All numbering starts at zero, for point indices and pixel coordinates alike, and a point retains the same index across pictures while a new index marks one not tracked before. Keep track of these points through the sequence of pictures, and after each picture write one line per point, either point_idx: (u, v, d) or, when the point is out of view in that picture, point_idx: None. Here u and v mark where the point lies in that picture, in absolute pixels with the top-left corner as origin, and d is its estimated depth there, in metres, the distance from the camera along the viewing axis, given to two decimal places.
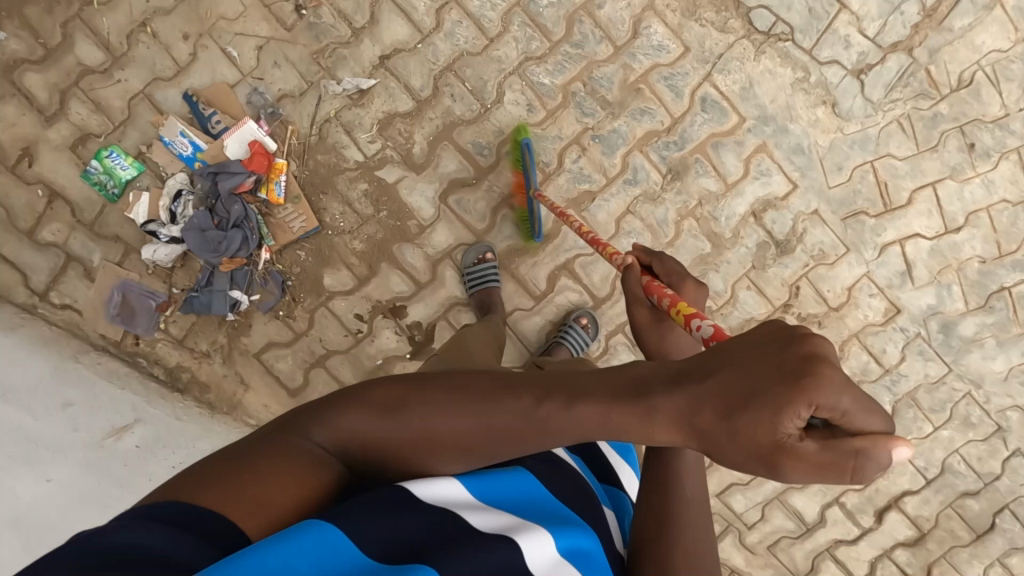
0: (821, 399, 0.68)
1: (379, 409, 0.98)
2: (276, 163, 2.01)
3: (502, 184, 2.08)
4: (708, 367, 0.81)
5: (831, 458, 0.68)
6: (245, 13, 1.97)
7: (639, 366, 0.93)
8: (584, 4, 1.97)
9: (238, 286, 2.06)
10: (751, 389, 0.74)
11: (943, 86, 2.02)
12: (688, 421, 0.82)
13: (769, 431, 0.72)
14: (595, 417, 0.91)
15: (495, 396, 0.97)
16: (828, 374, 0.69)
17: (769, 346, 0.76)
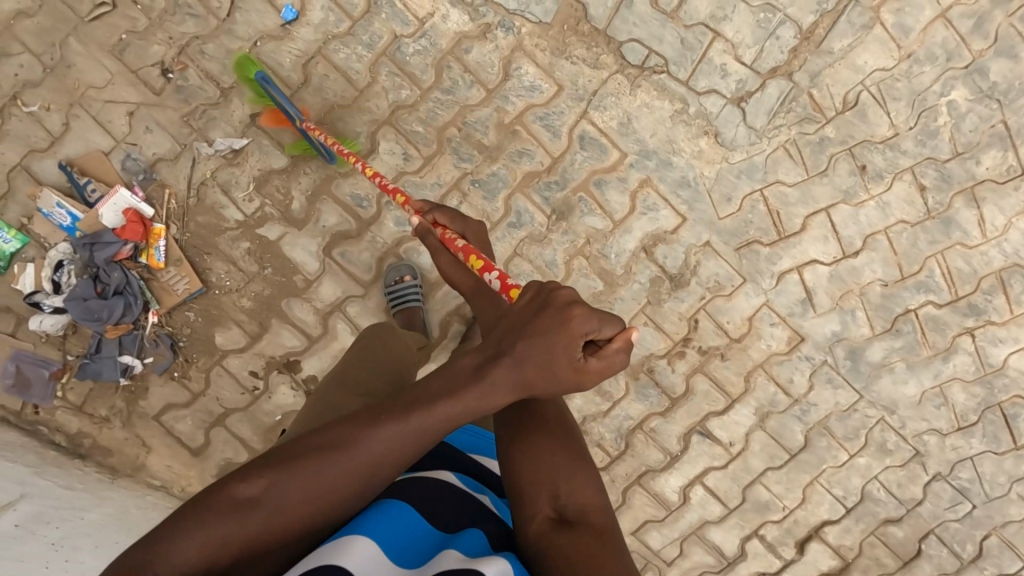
0: (585, 330, 0.91)
1: (233, 504, 0.87)
2: (154, 229, 2.00)
3: (384, 234, 2.05)
4: (510, 342, 0.95)
5: (607, 361, 0.93)
6: (113, 79, 1.96)
7: (463, 356, 1.00)
8: (451, 49, 1.94)
9: (129, 351, 2.07)
10: (540, 341, 0.92)
11: (828, 109, 1.96)
12: (516, 387, 0.95)
13: (569, 364, 0.92)
14: (447, 418, 0.94)
15: (354, 436, 0.92)
16: (581, 313, 0.91)
17: (537, 302, 0.96)
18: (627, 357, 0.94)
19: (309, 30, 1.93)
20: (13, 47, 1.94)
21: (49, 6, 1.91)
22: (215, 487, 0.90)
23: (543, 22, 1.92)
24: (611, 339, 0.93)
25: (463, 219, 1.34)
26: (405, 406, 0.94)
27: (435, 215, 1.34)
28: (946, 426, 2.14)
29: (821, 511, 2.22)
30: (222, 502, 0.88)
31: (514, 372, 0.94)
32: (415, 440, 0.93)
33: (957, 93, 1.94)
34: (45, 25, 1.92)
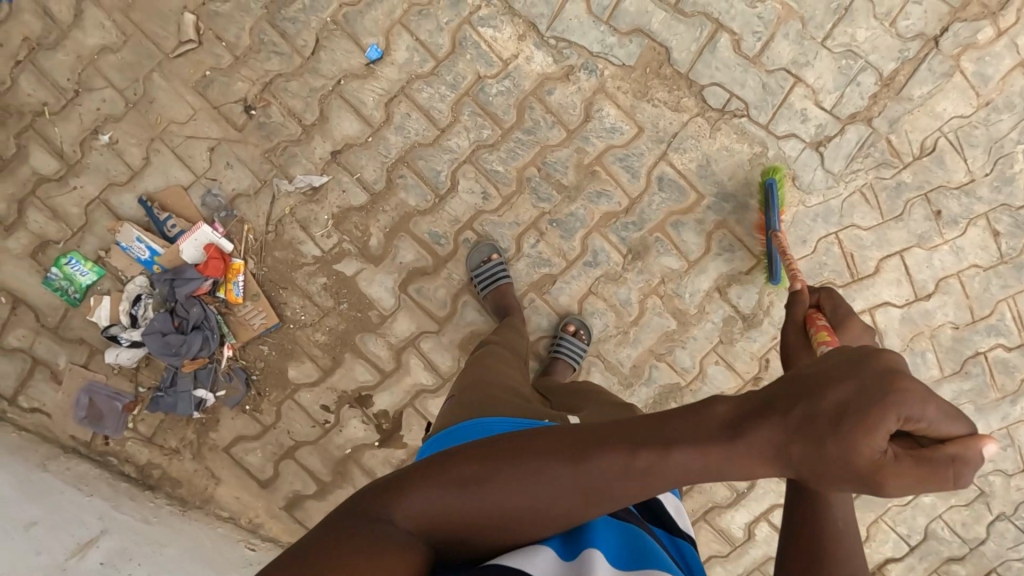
0: (910, 411, 0.68)
1: (452, 479, 0.86)
2: (234, 264, 2.00)
3: (461, 272, 2.06)
4: (794, 392, 0.76)
5: (929, 468, 0.70)
6: (195, 115, 1.96)
7: (717, 402, 0.84)
8: (534, 90, 1.95)
9: (203, 385, 2.07)
10: (841, 405, 0.71)
11: (905, 154, 1.98)
12: (784, 458, 0.76)
13: (874, 454, 0.69)
14: (687, 466, 0.82)
15: (574, 457, 0.86)
16: (915, 387, 0.69)
17: (840, 359, 0.75)
18: (970, 475, 0.72)
19: (393, 70, 1.93)
20: (97, 82, 1.94)
21: (134, 42, 1.92)
22: (435, 460, 0.90)
23: (625, 64, 1.94)
24: (945, 441, 0.71)
25: (850, 303, 1.03)
26: (635, 441, 0.85)
27: (820, 295, 1.07)
28: (1012, 467, 2.16)
29: (885, 548, 2.24)
30: (452, 475, 0.87)
31: (785, 438, 0.75)
32: (624, 483, 0.84)
33: None
34: (129, 61, 1.93)
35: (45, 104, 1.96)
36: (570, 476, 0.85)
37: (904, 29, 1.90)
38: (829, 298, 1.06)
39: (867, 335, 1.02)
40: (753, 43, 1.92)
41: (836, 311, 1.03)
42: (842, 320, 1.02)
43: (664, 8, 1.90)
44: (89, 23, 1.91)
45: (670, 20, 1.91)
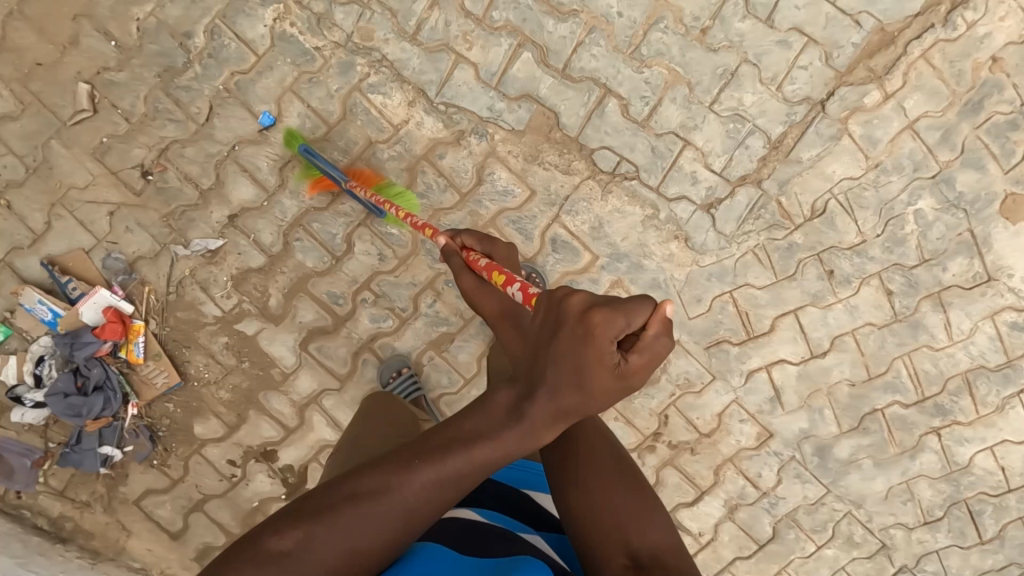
0: (613, 334, 0.84)
1: (274, 559, 0.84)
2: (135, 325, 2.04)
3: (360, 331, 2.08)
4: (539, 370, 0.90)
5: (648, 356, 0.87)
6: (95, 181, 2.00)
7: (498, 392, 0.94)
8: (426, 155, 1.97)
9: (108, 442, 2.11)
10: (567, 357, 0.87)
11: (796, 216, 1.99)
12: (559, 412, 0.89)
13: (609, 368, 0.86)
14: (491, 450, 0.89)
15: (394, 483, 0.89)
16: (604, 319, 0.84)
17: (553, 318, 0.91)
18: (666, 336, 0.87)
19: None
20: None
21: (32, 111, 1.96)
22: (251, 541, 0.86)
23: (516, 129, 1.96)
24: (645, 328, 0.86)
25: (489, 236, 1.31)
26: (439, 446, 0.91)
27: (463, 237, 1.33)
28: (913, 521, 2.17)
29: None
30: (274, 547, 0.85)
31: (556, 395, 0.88)
32: (454, 480, 0.89)
33: (924, 203, 1.97)
34: (29, 129, 1.97)
35: None
36: (399, 496, 0.88)
37: (790, 93, 1.92)
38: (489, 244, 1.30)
39: (514, 249, 1.32)
40: (642, 108, 1.93)
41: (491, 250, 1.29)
42: (489, 249, 1.30)
43: (552, 74, 1.92)
44: None
45: (558, 85, 1.93)
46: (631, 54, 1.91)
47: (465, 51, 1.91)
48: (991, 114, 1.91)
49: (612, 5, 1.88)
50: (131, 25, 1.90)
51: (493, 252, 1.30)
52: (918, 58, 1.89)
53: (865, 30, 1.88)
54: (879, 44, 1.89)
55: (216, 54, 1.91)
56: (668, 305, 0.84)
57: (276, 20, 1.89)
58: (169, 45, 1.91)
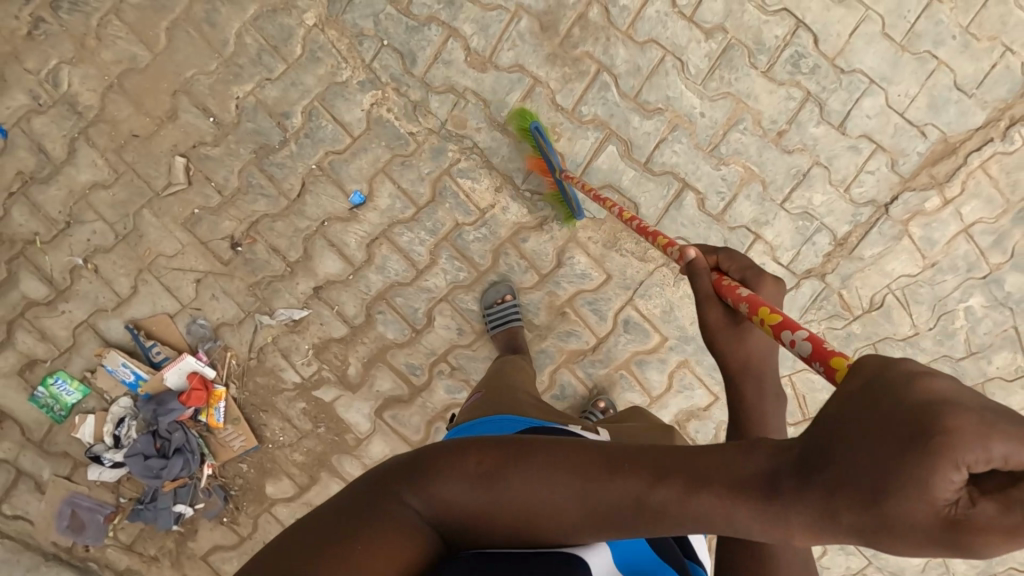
0: (967, 460, 0.49)
1: (472, 477, 0.81)
2: (216, 390, 2.08)
3: (435, 401, 2.15)
4: (819, 439, 0.61)
5: (1019, 519, 0.49)
6: (183, 250, 2.04)
7: (761, 446, 0.69)
8: (509, 238, 2.05)
9: (182, 501, 2.14)
10: (867, 442, 0.55)
11: (856, 307, 2.11)
12: (834, 522, 0.59)
13: (932, 509, 0.51)
14: (721, 513, 0.69)
15: (595, 476, 0.77)
16: (967, 422, 0.49)
17: (868, 377, 0.58)
18: None
19: (375, 214, 2.02)
20: (87, 215, 2.01)
21: (125, 179, 1.99)
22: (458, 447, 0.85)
23: (597, 217, 2.04)
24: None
25: (756, 268, 1.10)
26: (659, 472, 0.74)
27: (719, 256, 1.17)
28: None
29: None
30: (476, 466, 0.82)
31: (835, 496, 0.58)
32: (658, 518, 0.73)
33: (975, 301, 2.09)
34: (121, 197, 2.00)
35: (36, 234, 2.02)
36: (600, 499, 0.76)
37: (857, 194, 2.03)
38: (728, 256, 1.15)
39: (779, 288, 1.10)
40: (717, 203, 2.04)
41: (754, 277, 1.09)
42: (751, 274, 1.10)
43: (635, 167, 2.01)
44: (82, 161, 1.97)
45: (640, 178, 2.02)
46: (710, 152, 2.01)
47: (553, 142, 1.99)
48: None
49: (696, 106, 1.98)
50: (230, 103, 1.94)
51: (749, 279, 1.10)
52: (977, 168, 2.02)
53: (930, 139, 2.00)
54: (941, 153, 2.01)
55: (312, 135, 1.97)
56: None
57: (373, 105, 1.95)
58: (266, 123, 1.96)
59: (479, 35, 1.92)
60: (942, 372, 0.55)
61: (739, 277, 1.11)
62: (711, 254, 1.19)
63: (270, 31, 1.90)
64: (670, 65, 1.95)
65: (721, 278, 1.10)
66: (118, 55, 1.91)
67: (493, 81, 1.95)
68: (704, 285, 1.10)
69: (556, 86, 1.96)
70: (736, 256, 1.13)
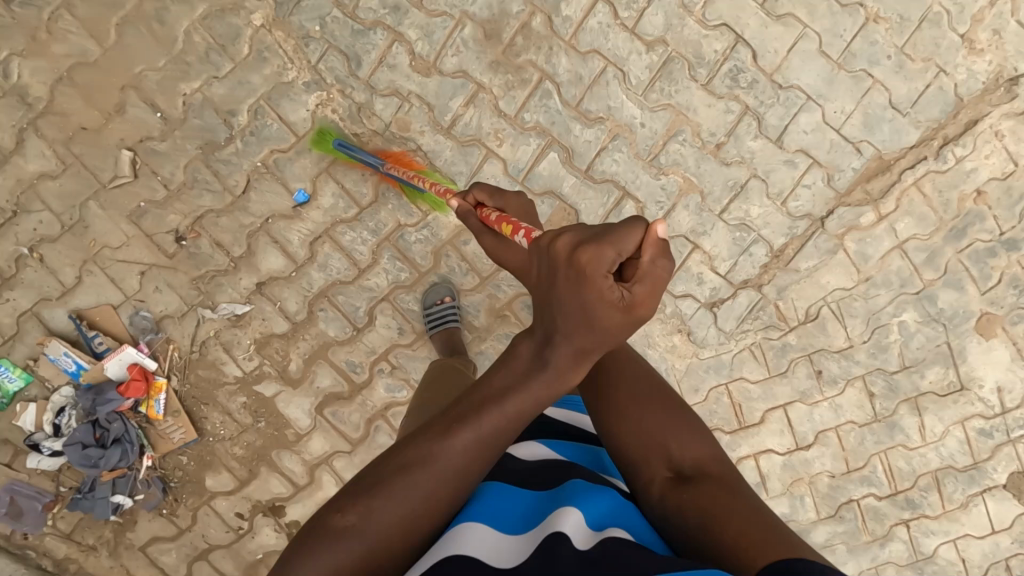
0: (606, 266, 0.85)
1: (335, 533, 0.88)
2: (157, 382, 2.10)
3: (375, 399, 2.18)
4: (552, 319, 0.94)
5: (650, 282, 0.87)
6: (129, 242, 2.06)
7: (519, 343, 0.99)
8: (450, 240, 2.08)
9: (121, 492, 2.16)
10: (568, 288, 0.89)
11: (791, 319, 2.15)
12: (585, 352, 0.94)
13: (618, 302, 0.87)
14: (529, 395, 0.95)
15: (439, 438, 0.94)
16: (594, 251, 0.85)
17: (548, 264, 0.93)
18: (662, 260, 0.87)
19: (319, 213, 2.05)
20: (35, 205, 2.04)
21: (72, 171, 2.02)
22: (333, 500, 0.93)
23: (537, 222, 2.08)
24: (640, 251, 0.86)
25: (500, 190, 1.23)
26: (477, 405, 0.96)
27: (475, 194, 1.27)
28: None
29: None
30: (356, 505, 0.91)
31: (578, 337, 0.92)
32: (497, 431, 0.95)
33: (908, 316, 2.13)
34: (68, 188, 2.03)
35: None
36: (453, 450, 0.93)
37: (794, 208, 2.07)
38: (501, 198, 1.22)
39: (526, 200, 1.22)
40: (656, 212, 2.07)
41: (500, 199, 1.22)
42: (500, 194, 1.23)
43: (575, 174, 2.05)
44: (30, 151, 2.00)
45: (580, 185, 2.05)
46: (650, 161, 2.04)
47: (495, 147, 2.03)
48: (973, 241, 2.09)
49: (636, 116, 2.02)
50: (178, 99, 1.98)
51: (504, 206, 1.21)
52: (910, 185, 2.06)
53: (865, 156, 2.04)
54: (876, 170, 2.05)
55: (258, 133, 2.00)
56: (661, 225, 0.84)
57: (318, 105, 1.98)
58: (213, 120, 1.99)
59: (424, 40, 1.96)
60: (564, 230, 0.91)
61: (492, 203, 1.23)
62: (466, 195, 1.29)
63: (219, 30, 1.94)
64: (611, 75, 1.99)
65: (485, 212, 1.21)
66: (68, 48, 1.95)
67: (437, 86, 1.99)
68: (473, 223, 1.19)
69: (499, 92, 2.00)
70: (508, 197, 1.21)
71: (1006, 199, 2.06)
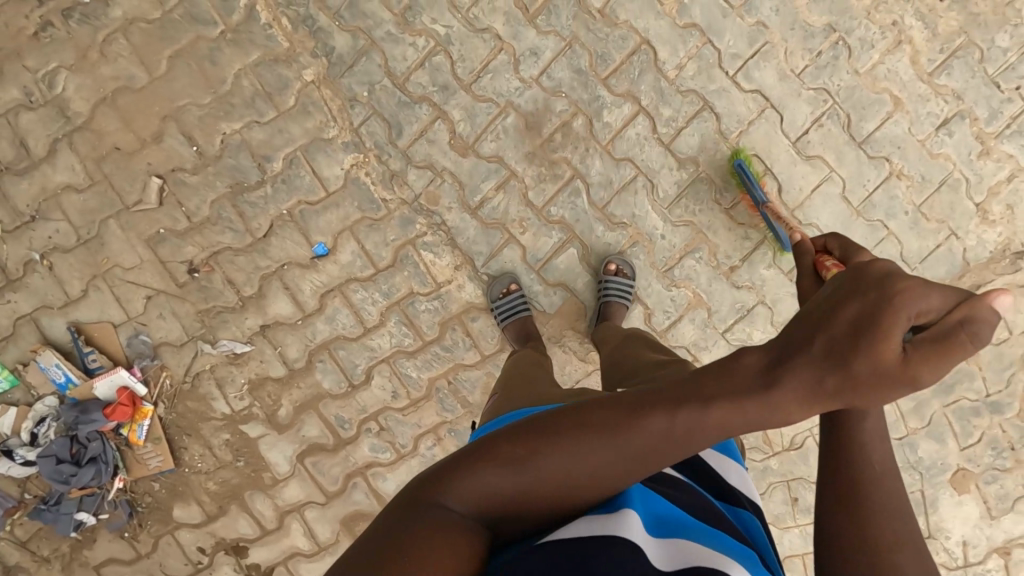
0: (916, 309, 0.75)
1: (499, 459, 0.91)
2: (143, 408, 2.09)
3: (357, 456, 2.18)
4: (806, 331, 0.83)
5: (945, 345, 0.75)
6: (141, 265, 2.07)
7: (746, 354, 0.90)
8: (459, 315, 2.11)
9: (86, 509, 2.13)
10: (863, 320, 0.77)
11: (776, 443, 2.19)
12: (817, 389, 0.83)
13: (894, 355, 0.76)
14: (731, 415, 0.87)
15: (626, 421, 0.90)
16: (908, 286, 0.76)
17: (840, 281, 0.84)
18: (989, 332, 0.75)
19: (335, 267, 2.07)
20: (54, 214, 2.04)
21: (98, 188, 2.03)
22: (488, 445, 0.94)
23: (546, 311, 2.12)
24: (950, 310, 0.76)
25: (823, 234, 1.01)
26: (673, 401, 0.90)
27: (808, 235, 1.02)
28: None
29: None
30: (505, 454, 0.91)
31: (823, 373, 0.82)
32: (686, 438, 0.89)
33: None
34: (90, 203, 2.04)
35: None
36: (629, 439, 0.89)
37: None
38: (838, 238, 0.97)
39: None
40: (662, 320, 2.12)
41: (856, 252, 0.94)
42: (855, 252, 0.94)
43: (591, 272, 2.09)
44: (60, 162, 2.01)
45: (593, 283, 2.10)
46: (664, 272, 2.09)
47: (517, 233, 2.07)
48: (959, 397, 2.15)
49: (658, 227, 2.07)
50: (216, 137, 2.00)
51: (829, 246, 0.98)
52: None
53: None
54: None
55: (289, 182, 2.03)
56: (1003, 295, 0.76)
57: (352, 165, 2.02)
58: (246, 162, 2.02)
59: (466, 122, 2.01)
60: (883, 259, 0.83)
61: (841, 257, 0.95)
62: (817, 237, 1.01)
63: (268, 78, 1.97)
64: (640, 185, 2.05)
65: (824, 258, 0.97)
66: (117, 71, 1.97)
67: (471, 167, 2.03)
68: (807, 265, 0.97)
69: (531, 183, 2.04)
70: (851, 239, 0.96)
71: (997, 363, 2.13)
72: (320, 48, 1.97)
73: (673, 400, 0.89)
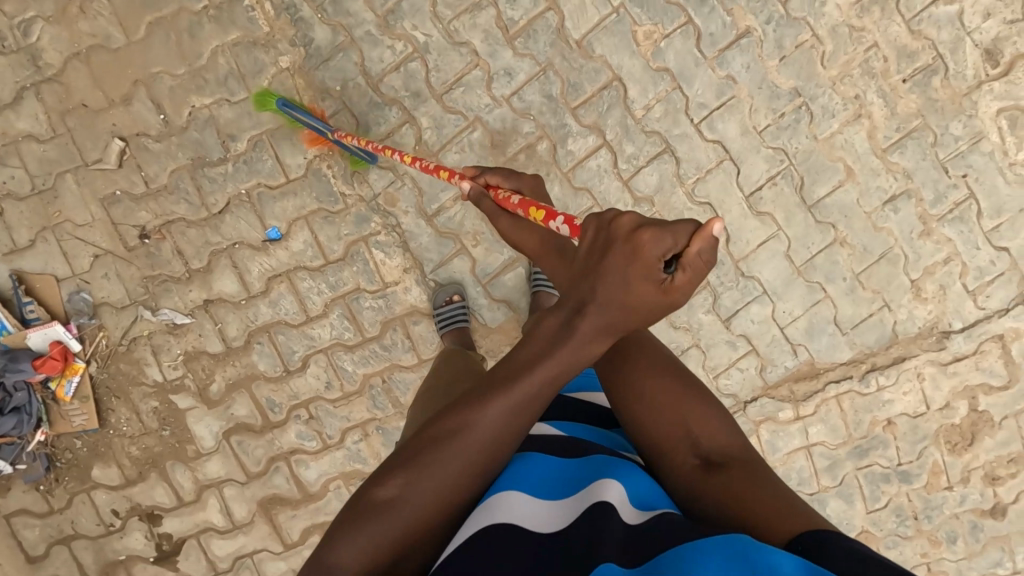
0: (659, 252, 0.89)
1: (375, 508, 0.93)
2: (75, 364, 2.10)
3: (283, 440, 2.20)
4: (586, 289, 0.99)
5: (690, 273, 0.89)
6: (93, 223, 2.07)
7: (545, 320, 1.03)
8: (402, 316, 2.14)
9: (2, 458, 2.12)
10: (619, 270, 0.95)
11: None
12: (610, 330, 0.99)
13: (652, 286, 0.92)
14: (555, 368, 0.99)
15: (467, 412, 0.99)
16: (647, 236, 0.90)
17: (602, 237, 0.98)
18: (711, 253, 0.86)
19: (285, 253, 2.10)
20: (11, 160, 2.04)
21: (59, 141, 2.03)
22: (360, 496, 0.96)
23: (487, 324, 2.16)
24: (684, 249, 0.88)
25: (513, 173, 1.32)
26: (503, 380, 1.00)
27: (487, 176, 1.34)
28: None
29: None
30: (382, 496, 0.95)
31: (605, 311, 0.98)
32: (524, 404, 0.99)
33: None
34: (50, 155, 2.04)
35: None
36: (476, 423, 0.98)
37: (723, 385, 2.20)
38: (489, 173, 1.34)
39: (540, 184, 1.32)
40: None
41: (516, 182, 1.29)
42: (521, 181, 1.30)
43: None
44: (24, 110, 2.01)
45: None
46: None
47: (469, 246, 2.11)
48: (872, 462, 2.23)
49: None
50: (184, 109, 2.02)
51: (519, 187, 1.29)
52: (831, 397, 2.20)
53: (798, 359, 2.18)
54: (805, 374, 2.19)
55: (251, 163, 2.05)
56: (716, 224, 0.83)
57: (316, 156, 2.05)
58: (211, 138, 2.03)
59: (433, 130, 2.04)
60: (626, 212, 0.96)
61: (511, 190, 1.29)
62: (477, 177, 1.36)
63: (244, 60, 1.99)
64: None
65: (499, 195, 1.28)
66: (94, 29, 1.98)
67: (432, 174, 2.07)
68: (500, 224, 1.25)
69: None
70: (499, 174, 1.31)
71: (911, 435, 2.21)
72: (299, 37, 1.99)
73: (502, 380, 1.00)
